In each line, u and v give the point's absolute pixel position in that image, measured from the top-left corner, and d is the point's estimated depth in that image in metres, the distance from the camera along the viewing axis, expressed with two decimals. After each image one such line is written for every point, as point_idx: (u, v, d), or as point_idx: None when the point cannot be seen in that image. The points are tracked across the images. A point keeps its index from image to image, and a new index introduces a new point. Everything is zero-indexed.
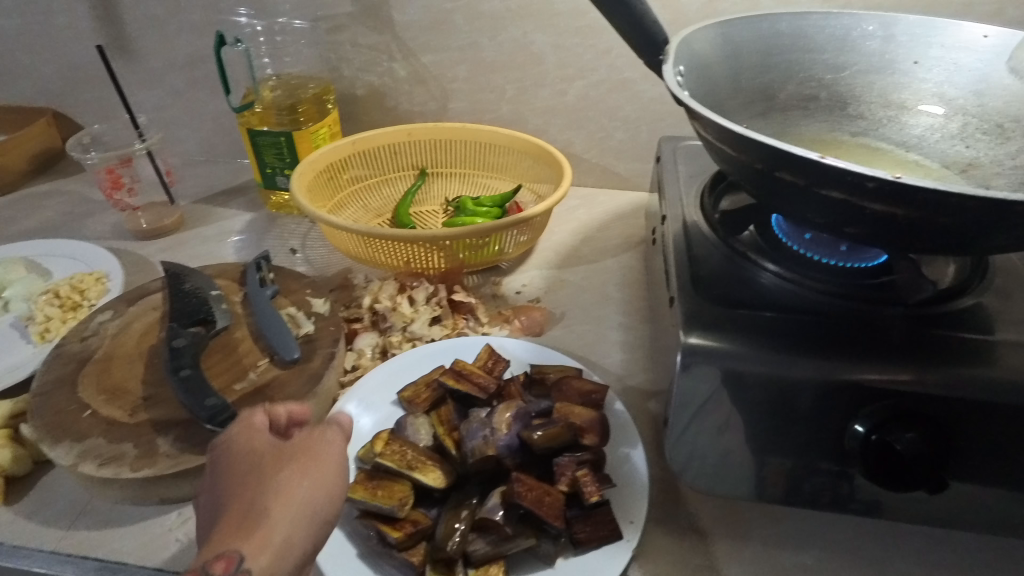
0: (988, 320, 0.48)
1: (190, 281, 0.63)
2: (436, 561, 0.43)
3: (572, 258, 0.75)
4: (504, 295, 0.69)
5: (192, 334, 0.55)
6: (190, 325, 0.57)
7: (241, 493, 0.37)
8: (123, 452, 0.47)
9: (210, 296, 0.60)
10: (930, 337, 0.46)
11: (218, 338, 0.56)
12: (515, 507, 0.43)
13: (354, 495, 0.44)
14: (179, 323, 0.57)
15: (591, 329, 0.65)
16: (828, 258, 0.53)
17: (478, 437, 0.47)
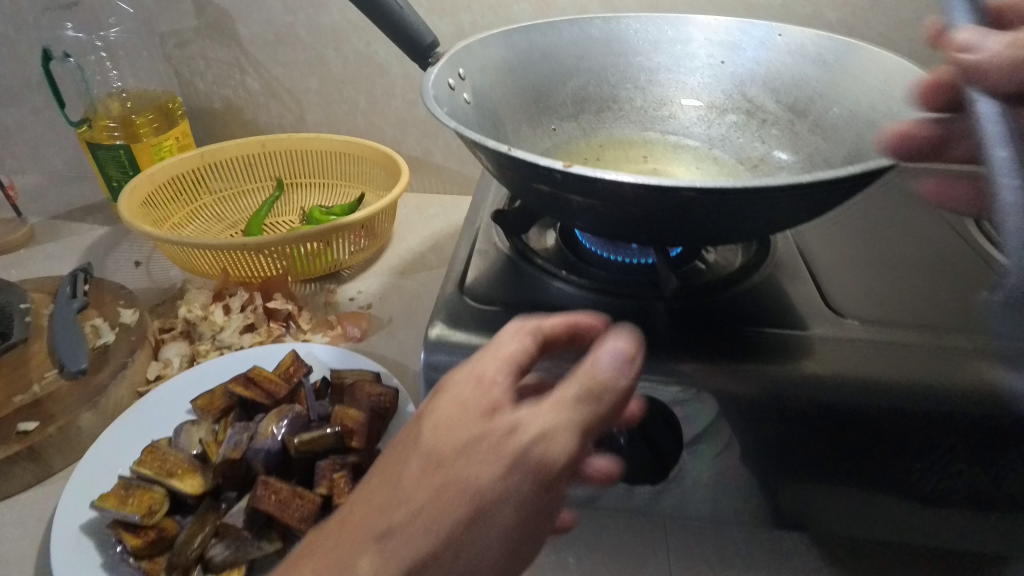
0: (751, 311, 0.48)
1: (1, 295, 0.62)
2: (172, 569, 0.43)
3: (417, 264, 0.76)
4: (336, 303, 0.68)
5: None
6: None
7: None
8: None
9: (15, 310, 0.60)
10: (685, 331, 0.45)
11: (11, 352, 0.56)
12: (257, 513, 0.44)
13: (103, 504, 0.44)
14: None
15: (414, 334, 0.65)
16: (615, 254, 0.53)
17: (234, 442, 0.48)
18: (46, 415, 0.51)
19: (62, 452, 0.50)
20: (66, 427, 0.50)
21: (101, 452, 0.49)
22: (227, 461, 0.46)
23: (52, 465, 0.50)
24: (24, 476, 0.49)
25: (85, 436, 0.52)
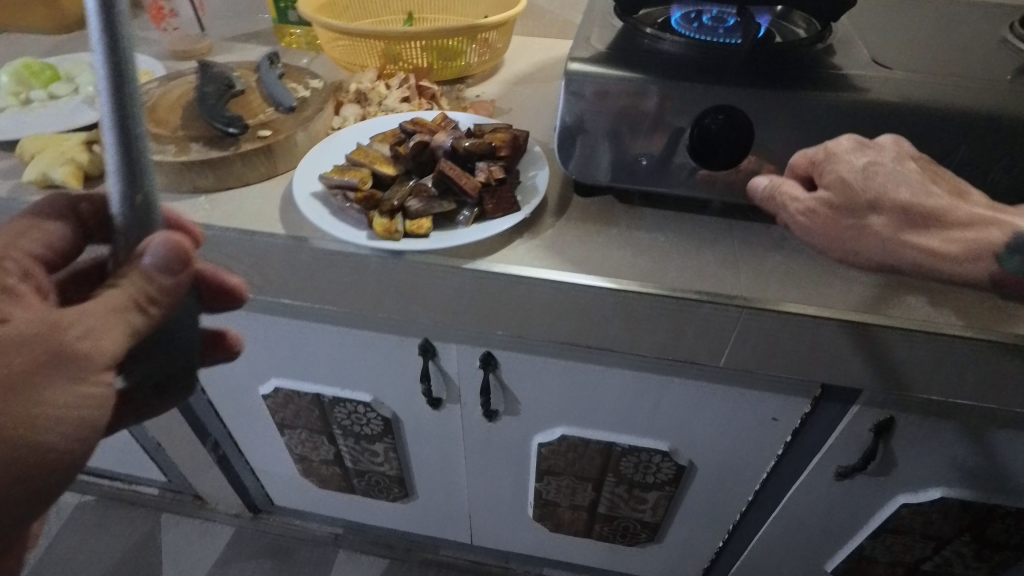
0: (815, 62, 0.62)
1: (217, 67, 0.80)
2: (381, 212, 0.60)
3: (527, 77, 0.90)
4: (465, 96, 0.85)
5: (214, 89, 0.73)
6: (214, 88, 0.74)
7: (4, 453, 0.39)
8: (166, 149, 0.66)
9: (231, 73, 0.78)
10: (764, 71, 0.59)
11: (237, 95, 0.74)
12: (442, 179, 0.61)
13: (329, 173, 0.63)
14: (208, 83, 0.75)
15: (529, 119, 0.81)
16: (708, 32, 0.66)
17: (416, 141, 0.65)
18: (274, 129, 0.69)
19: (284, 157, 0.69)
20: (289, 137, 0.69)
21: (317, 157, 0.68)
22: (417, 148, 0.64)
23: (277, 166, 0.69)
24: (261, 168, 0.68)
25: (298, 150, 0.70)
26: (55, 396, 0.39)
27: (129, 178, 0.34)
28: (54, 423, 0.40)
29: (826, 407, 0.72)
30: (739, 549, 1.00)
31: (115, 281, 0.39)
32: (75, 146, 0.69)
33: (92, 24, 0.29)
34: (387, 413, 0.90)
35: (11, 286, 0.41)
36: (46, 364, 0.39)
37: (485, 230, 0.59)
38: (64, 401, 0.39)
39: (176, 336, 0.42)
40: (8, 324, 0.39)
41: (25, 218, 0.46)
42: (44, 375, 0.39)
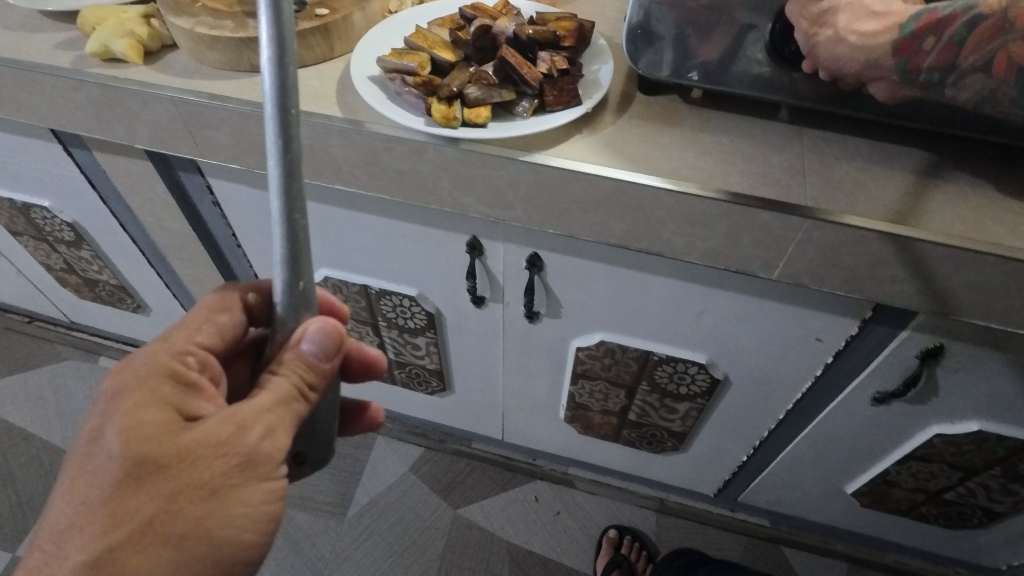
0: None
1: None
2: (439, 99, 0.59)
3: None
4: None
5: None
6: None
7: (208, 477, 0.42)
8: (223, 24, 0.65)
9: None
10: None
11: None
12: (503, 67, 0.59)
13: (388, 56, 0.61)
14: None
15: (594, 10, 0.76)
16: None
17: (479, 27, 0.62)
18: (330, 8, 0.67)
19: (341, 38, 0.68)
20: (346, 18, 0.66)
21: (373, 42, 0.66)
22: (480, 31, 0.61)
23: (334, 48, 0.68)
24: (318, 48, 0.67)
25: (355, 31, 0.68)
26: (246, 495, 0.42)
27: (291, 271, 0.38)
28: (247, 519, 0.42)
29: (874, 329, 0.71)
30: (763, 462, 1.03)
31: (275, 371, 0.42)
32: (133, 18, 0.68)
33: (268, 100, 0.33)
34: (431, 307, 0.92)
35: (197, 380, 0.45)
36: (237, 470, 0.42)
37: (545, 122, 0.58)
38: (253, 501, 0.42)
39: (316, 418, 0.46)
40: (209, 420, 0.43)
41: (200, 308, 0.50)
42: (235, 483, 0.42)
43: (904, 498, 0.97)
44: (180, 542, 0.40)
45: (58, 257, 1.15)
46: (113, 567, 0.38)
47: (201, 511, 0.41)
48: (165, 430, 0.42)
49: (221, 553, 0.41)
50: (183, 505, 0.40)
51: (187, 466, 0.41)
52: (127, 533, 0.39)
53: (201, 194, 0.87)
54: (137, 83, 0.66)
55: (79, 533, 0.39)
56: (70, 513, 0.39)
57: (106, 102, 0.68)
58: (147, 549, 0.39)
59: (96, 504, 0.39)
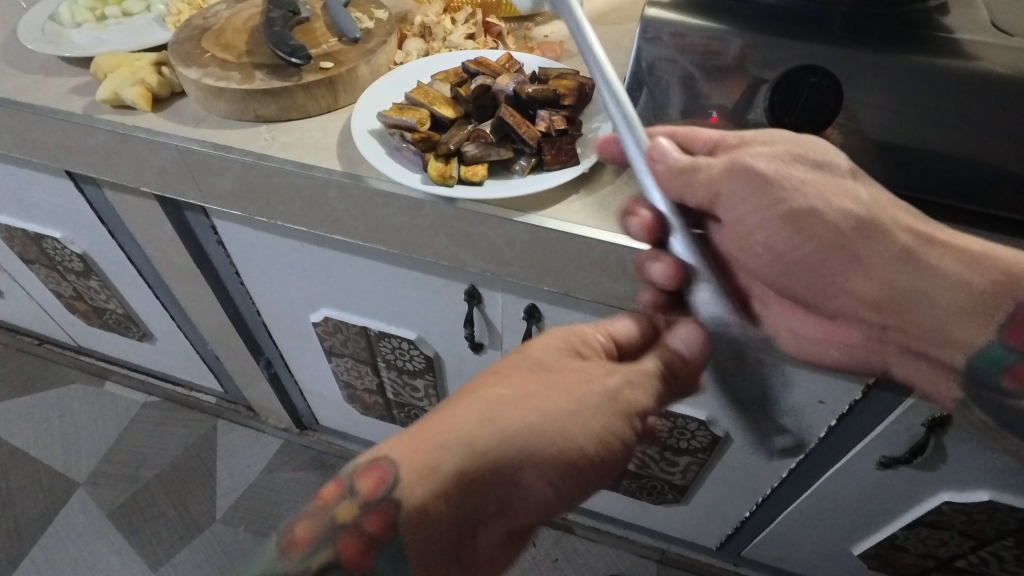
0: (933, 18, 0.54)
1: None
2: (438, 155, 0.59)
3: (599, 19, 0.86)
4: (532, 36, 0.81)
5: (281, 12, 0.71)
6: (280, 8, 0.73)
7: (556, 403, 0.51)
8: (231, 76, 0.66)
9: None
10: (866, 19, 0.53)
11: (301, 24, 0.73)
12: (501, 125, 0.59)
13: (388, 111, 0.61)
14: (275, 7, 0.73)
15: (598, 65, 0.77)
16: None
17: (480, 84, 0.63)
18: (336, 61, 0.68)
19: (346, 90, 0.68)
20: (351, 71, 0.67)
21: (377, 94, 0.67)
22: (481, 88, 0.62)
23: (338, 99, 0.68)
24: (323, 100, 0.68)
25: (360, 84, 0.69)
26: (549, 377, 0.53)
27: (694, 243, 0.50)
28: (539, 425, 0.49)
29: (879, 395, 0.69)
30: (767, 519, 1.00)
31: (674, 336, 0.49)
32: (146, 66, 0.70)
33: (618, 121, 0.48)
34: (431, 350, 0.92)
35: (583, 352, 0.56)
36: (571, 389, 0.51)
37: (541, 182, 0.58)
38: (543, 414, 0.49)
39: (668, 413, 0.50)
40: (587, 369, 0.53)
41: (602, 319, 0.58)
42: (559, 396, 0.51)
43: (913, 563, 0.94)
44: (523, 405, 0.49)
45: (69, 285, 1.17)
46: (486, 419, 0.48)
47: (518, 396, 0.50)
48: (567, 366, 0.54)
49: (511, 428, 0.47)
50: (536, 398, 0.50)
51: (569, 374, 0.53)
52: (499, 386, 0.52)
53: (207, 234, 0.88)
54: (145, 131, 0.67)
55: (484, 385, 0.53)
56: (531, 355, 0.56)
57: (115, 147, 0.70)
58: (477, 410, 0.49)
59: (491, 378, 0.54)
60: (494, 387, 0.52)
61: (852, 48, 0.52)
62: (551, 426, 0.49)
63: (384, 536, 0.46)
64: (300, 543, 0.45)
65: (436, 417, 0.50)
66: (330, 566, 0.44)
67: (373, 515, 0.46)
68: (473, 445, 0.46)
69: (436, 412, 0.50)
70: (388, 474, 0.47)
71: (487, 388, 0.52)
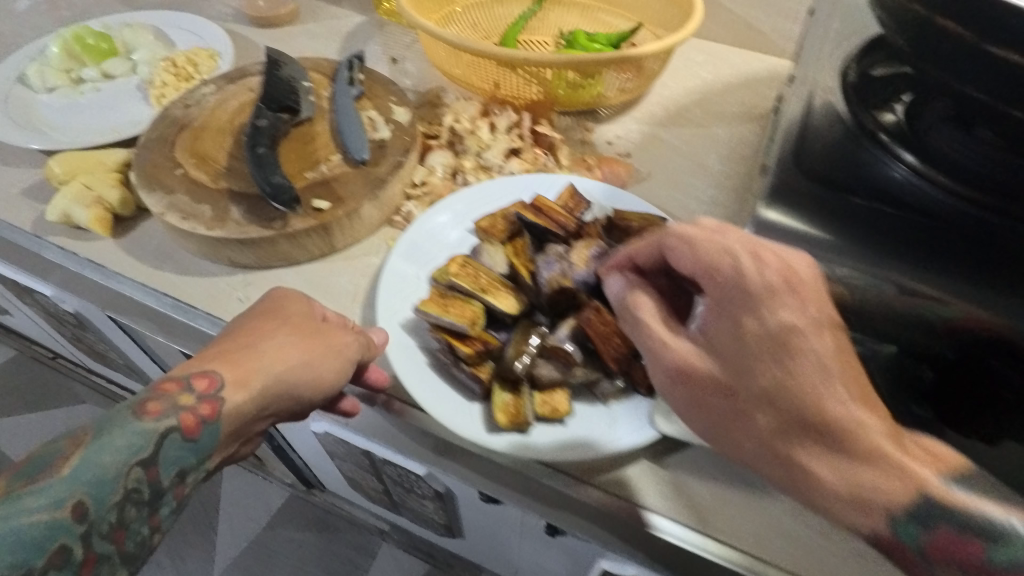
0: None
1: (285, 69, 0.63)
2: (502, 380, 0.43)
3: (680, 117, 0.68)
4: (592, 143, 0.65)
5: (274, 117, 0.57)
6: (273, 109, 0.58)
7: (298, 355, 0.42)
8: (200, 212, 0.52)
9: (300, 86, 0.61)
10: None
11: (299, 128, 0.58)
12: (584, 339, 0.44)
13: (427, 308, 0.45)
14: (267, 104, 0.58)
15: (674, 197, 0.60)
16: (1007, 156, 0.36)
17: (554, 270, 0.46)
18: (334, 197, 0.53)
19: (343, 234, 0.53)
20: (352, 212, 0.52)
21: (412, 248, 0.52)
22: (557, 290, 0.44)
23: (334, 244, 0.53)
24: (313, 248, 0.53)
25: (364, 224, 0.54)
26: (302, 301, 0.46)
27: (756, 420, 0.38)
28: (292, 373, 0.41)
29: None
30: None
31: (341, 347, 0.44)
32: (106, 177, 0.57)
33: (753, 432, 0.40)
34: (441, 486, 0.79)
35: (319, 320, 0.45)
36: (311, 327, 0.44)
37: (639, 432, 0.42)
38: (321, 361, 0.43)
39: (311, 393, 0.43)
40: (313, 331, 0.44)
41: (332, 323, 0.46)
42: (308, 329, 0.44)
43: None
44: (282, 325, 0.43)
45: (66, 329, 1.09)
46: (227, 370, 0.40)
47: (278, 337, 0.42)
48: (314, 320, 0.45)
49: (306, 335, 0.43)
50: (289, 350, 0.42)
51: (316, 334, 0.44)
52: (266, 320, 0.44)
53: None
54: (97, 270, 0.55)
55: (249, 312, 0.45)
56: (297, 296, 0.47)
57: (66, 278, 0.57)
58: (238, 358, 0.41)
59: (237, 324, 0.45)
60: (265, 317, 0.44)
61: (914, 267, 0.36)
62: (305, 369, 0.42)
63: (210, 420, 0.38)
64: (149, 407, 0.37)
65: (222, 349, 0.41)
66: (169, 434, 0.36)
67: (207, 403, 0.38)
68: (275, 390, 0.41)
69: (214, 352, 0.41)
70: (218, 380, 0.39)
71: (274, 314, 0.44)
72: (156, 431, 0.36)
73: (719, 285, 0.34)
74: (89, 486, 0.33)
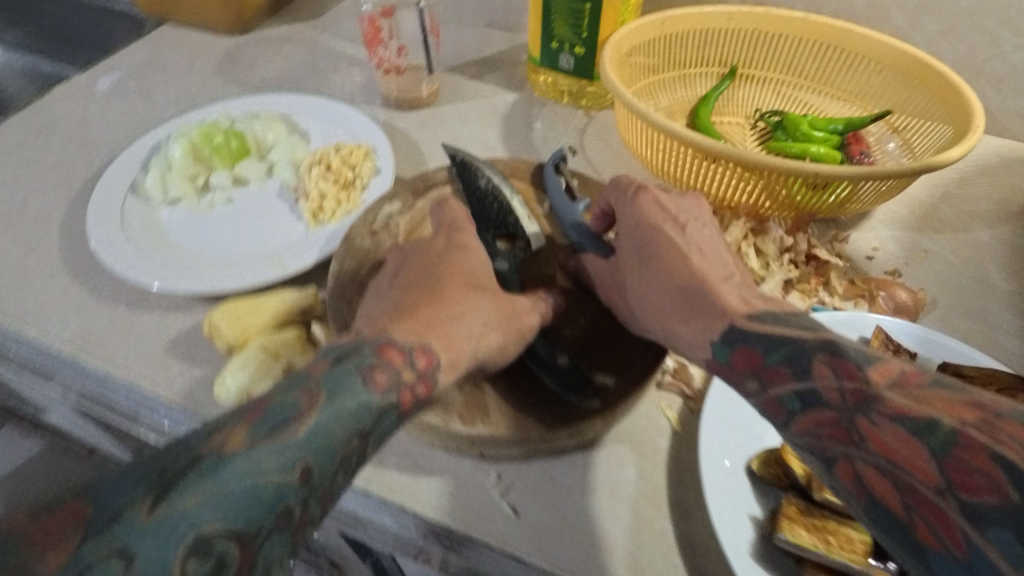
0: None
1: (482, 175, 0.49)
2: None
3: (932, 219, 0.58)
4: (850, 258, 0.54)
5: (507, 253, 0.46)
6: (496, 239, 0.47)
7: (485, 312, 0.38)
8: (447, 397, 0.40)
9: (511, 198, 0.47)
10: None
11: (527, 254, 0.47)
12: None
13: (794, 532, 0.36)
14: (486, 233, 0.48)
15: (976, 330, 0.50)
16: None
17: None
18: (611, 365, 0.42)
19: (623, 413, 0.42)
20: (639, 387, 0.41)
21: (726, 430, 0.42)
22: None
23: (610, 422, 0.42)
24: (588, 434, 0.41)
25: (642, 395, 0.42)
26: (457, 262, 0.40)
27: None
28: (489, 333, 0.37)
29: None
30: None
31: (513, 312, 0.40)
32: (289, 338, 0.44)
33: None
34: None
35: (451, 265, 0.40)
36: (473, 281, 0.39)
37: None
38: (488, 320, 0.38)
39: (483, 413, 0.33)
40: (476, 284, 0.39)
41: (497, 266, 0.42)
42: (471, 284, 0.39)
43: None
44: (479, 289, 0.39)
45: None
46: (419, 323, 0.34)
47: (469, 298, 0.38)
48: (454, 265, 0.40)
49: (506, 314, 0.39)
50: (464, 299, 0.38)
51: (483, 286, 0.39)
52: (458, 283, 0.39)
53: None
54: None
55: (414, 251, 0.42)
56: (469, 242, 0.43)
57: None
58: (429, 317, 0.35)
59: (399, 273, 0.41)
60: (459, 282, 0.39)
61: None
62: (485, 325, 0.37)
63: (434, 390, 0.32)
64: (376, 376, 0.30)
65: (426, 312, 0.35)
66: (392, 411, 0.29)
67: (426, 384, 0.31)
68: (469, 362, 0.36)
69: (411, 312, 0.35)
70: (438, 356, 0.33)
71: (452, 272, 0.39)
72: (382, 406, 0.29)
73: (668, 243, 0.38)
74: (317, 450, 0.26)
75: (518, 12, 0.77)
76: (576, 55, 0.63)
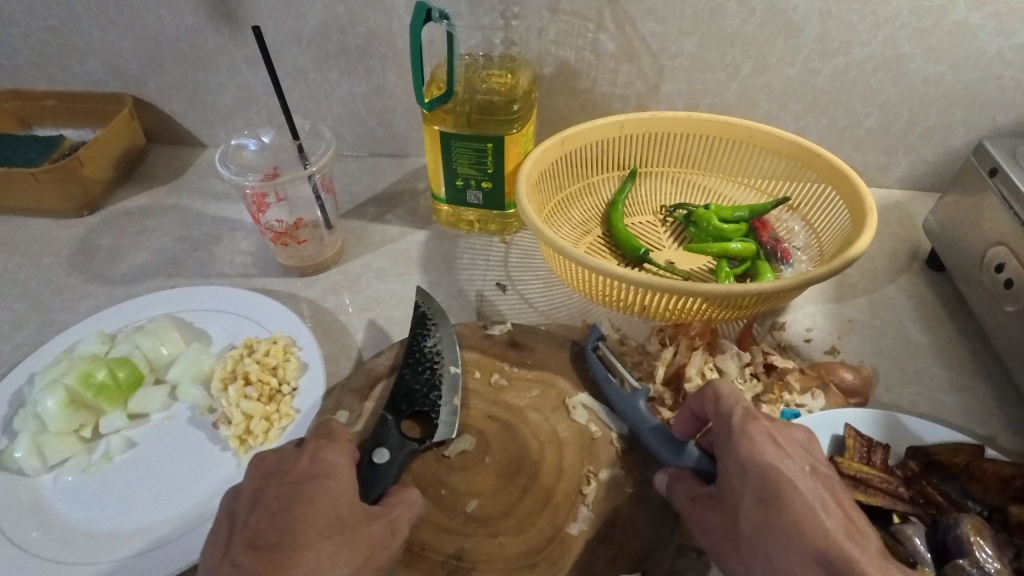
0: None
1: (432, 337, 0.48)
2: None
3: (843, 284, 0.62)
4: (793, 345, 0.56)
5: (397, 437, 0.41)
6: (407, 421, 0.43)
7: (327, 545, 0.33)
8: None
9: (449, 372, 0.46)
10: None
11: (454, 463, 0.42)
12: None
13: None
14: (394, 414, 0.43)
15: (920, 392, 0.53)
16: None
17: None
18: (634, 556, 0.38)
19: None
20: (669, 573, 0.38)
21: None
22: None
23: None
24: None
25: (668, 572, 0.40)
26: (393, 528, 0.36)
27: None
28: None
29: None
30: None
31: (377, 528, 0.35)
32: None
33: None
34: None
35: (306, 489, 0.35)
36: (323, 503, 0.35)
37: None
38: (336, 555, 0.33)
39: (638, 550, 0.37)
40: (328, 505, 0.35)
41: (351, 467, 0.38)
42: (328, 511, 0.34)
43: None
44: (337, 528, 0.34)
45: None
46: None
47: (315, 534, 0.33)
48: (309, 488, 0.35)
49: (366, 559, 0.34)
50: (311, 542, 0.33)
51: (330, 507, 0.35)
52: (308, 529, 0.33)
53: None
54: None
55: (274, 477, 0.36)
56: (338, 464, 0.37)
57: None
58: None
59: (256, 506, 0.35)
60: (310, 529, 0.33)
61: None
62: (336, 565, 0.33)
63: None
64: None
65: None
66: None
67: None
68: None
69: None
70: None
71: (306, 516, 0.34)
72: None
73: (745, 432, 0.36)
74: None
75: (402, 139, 0.74)
76: (485, 189, 0.61)
